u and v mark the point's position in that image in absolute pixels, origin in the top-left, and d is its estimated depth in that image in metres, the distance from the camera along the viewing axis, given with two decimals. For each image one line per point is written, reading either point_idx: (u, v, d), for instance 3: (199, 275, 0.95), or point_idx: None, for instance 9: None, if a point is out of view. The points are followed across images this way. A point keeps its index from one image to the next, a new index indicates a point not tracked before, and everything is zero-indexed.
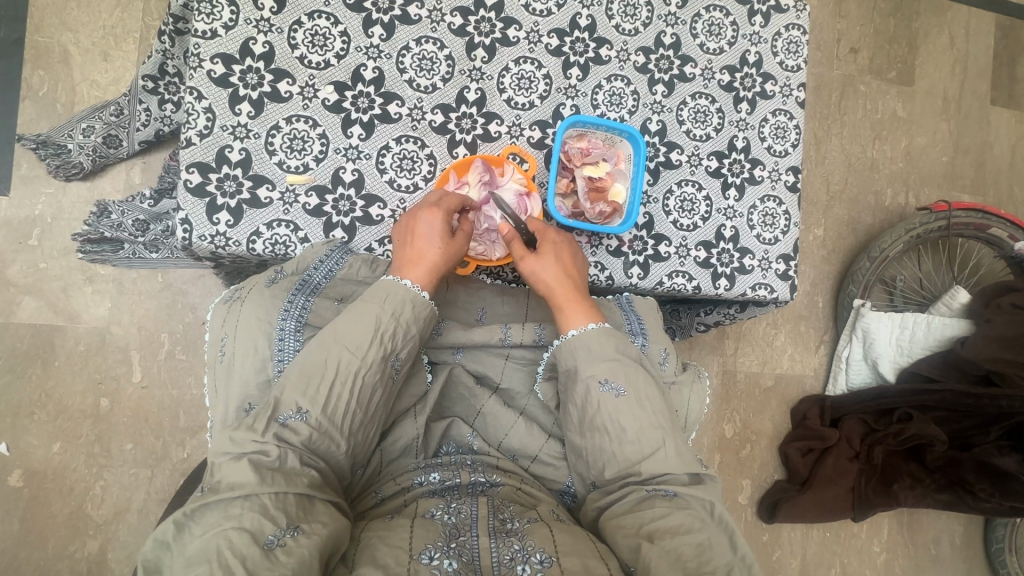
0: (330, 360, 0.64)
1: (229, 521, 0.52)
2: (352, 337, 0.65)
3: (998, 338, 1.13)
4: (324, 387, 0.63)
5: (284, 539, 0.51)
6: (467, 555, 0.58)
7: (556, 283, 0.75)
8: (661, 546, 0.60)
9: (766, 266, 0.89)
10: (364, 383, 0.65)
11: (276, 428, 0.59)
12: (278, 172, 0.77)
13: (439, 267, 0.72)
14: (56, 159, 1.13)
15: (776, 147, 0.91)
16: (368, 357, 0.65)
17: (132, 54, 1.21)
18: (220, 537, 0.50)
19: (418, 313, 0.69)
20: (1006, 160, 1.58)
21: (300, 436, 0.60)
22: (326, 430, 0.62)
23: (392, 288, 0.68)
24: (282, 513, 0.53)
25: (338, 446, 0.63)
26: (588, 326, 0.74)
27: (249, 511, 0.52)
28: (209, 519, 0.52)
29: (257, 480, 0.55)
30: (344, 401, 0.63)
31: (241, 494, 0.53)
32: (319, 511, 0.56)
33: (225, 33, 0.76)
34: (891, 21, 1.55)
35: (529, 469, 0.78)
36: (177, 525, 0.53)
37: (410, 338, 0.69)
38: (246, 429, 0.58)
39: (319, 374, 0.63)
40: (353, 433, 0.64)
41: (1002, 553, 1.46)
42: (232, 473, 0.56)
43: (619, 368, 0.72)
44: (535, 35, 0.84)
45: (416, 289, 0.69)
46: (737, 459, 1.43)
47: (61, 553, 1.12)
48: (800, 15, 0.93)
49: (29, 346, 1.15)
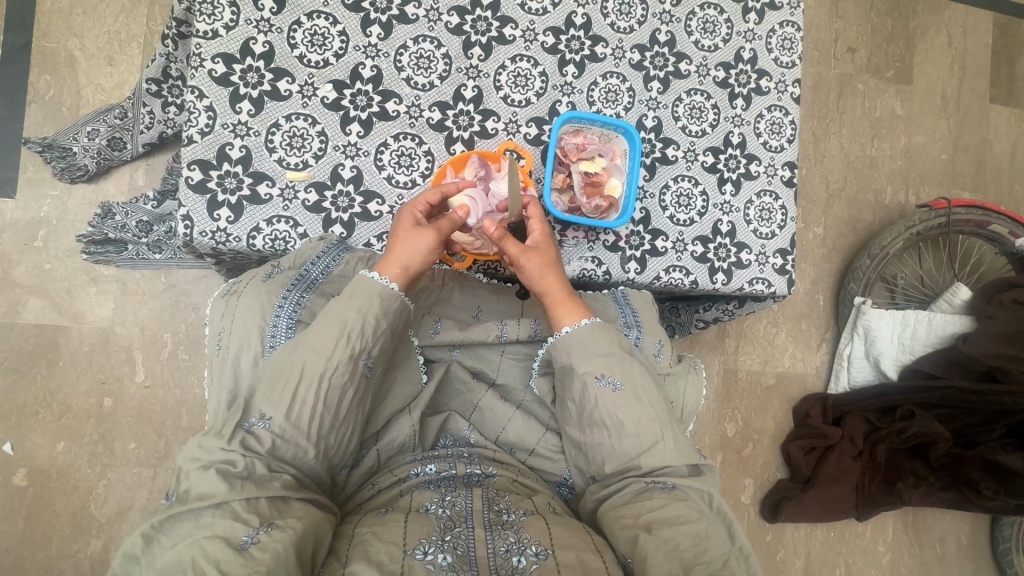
0: (296, 364, 0.63)
1: (200, 530, 0.52)
2: (317, 339, 0.64)
3: (999, 334, 1.13)
4: (287, 392, 0.62)
5: (259, 536, 0.52)
6: (463, 548, 0.58)
7: (550, 279, 0.74)
8: (658, 536, 0.61)
9: (763, 260, 0.89)
10: (331, 386, 0.63)
11: (242, 435, 0.59)
12: (277, 169, 0.78)
13: (416, 269, 0.70)
14: (62, 162, 1.15)
15: (772, 143, 0.91)
16: (333, 358, 0.64)
17: (136, 59, 1.23)
18: (193, 547, 0.51)
19: (388, 306, 0.67)
20: (1007, 158, 1.58)
21: (264, 444, 0.60)
22: (291, 436, 0.61)
23: (360, 284, 0.67)
24: (255, 515, 0.54)
25: (305, 452, 0.62)
26: (580, 322, 0.73)
27: (220, 518, 0.53)
28: (179, 530, 0.53)
29: (227, 487, 0.55)
30: (308, 403, 0.62)
31: (211, 503, 0.54)
32: (293, 508, 0.57)
33: (226, 34, 0.77)
34: (888, 20, 1.55)
35: (527, 462, 0.79)
36: (145, 538, 0.53)
37: (380, 333, 0.67)
38: (213, 436, 0.59)
39: (285, 379, 0.62)
40: (322, 437, 0.63)
41: (1009, 553, 1.45)
42: (200, 483, 0.55)
43: (615, 362, 0.72)
44: (532, 33, 0.85)
45: (383, 281, 0.67)
46: (739, 458, 1.43)
47: (64, 552, 1.13)
48: (794, 12, 0.94)
49: (33, 347, 1.17)
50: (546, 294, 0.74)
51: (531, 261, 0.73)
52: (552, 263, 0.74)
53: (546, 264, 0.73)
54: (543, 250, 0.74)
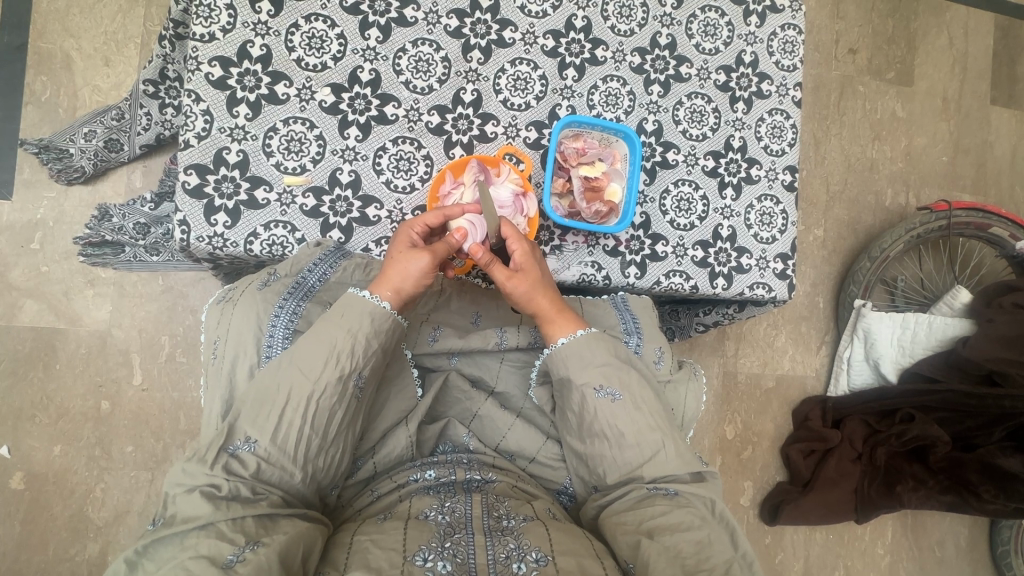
0: (284, 386, 0.63)
1: (184, 552, 0.52)
2: (306, 360, 0.64)
3: (999, 338, 1.13)
4: (275, 413, 0.62)
5: (244, 555, 0.51)
6: (463, 555, 0.58)
7: (539, 296, 0.73)
8: (660, 542, 0.61)
9: (764, 265, 0.89)
10: (319, 408, 0.63)
11: (226, 459, 0.59)
12: (275, 173, 0.78)
13: (409, 293, 0.69)
14: (58, 163, 1.14)
15: (773, 146, 0.91)
16: (322, 380, 0.63)
17: (133, 60, 1.22)
18: (177, 569, 0.50)
19: (378, 326, 0.67)
20: (1007, 160, 1.57)
21: (250, 468, 0.59)
22: (276, 459, 0.61)
23: (350, 303, 0.66)
24: (240, 534, 0.54)
25: (292, 474, 0.61)
26: (575, 333, 0.73)
27: (205, 539, 0.52)
28: (163, 554, 0.52)
29: (211, 509, 0.54)
30: (297, 424, 0.62)
31: (195, 525, 0.53)
32: (281, 525, 0.56)
33: (222, 37, 0.77)
34: (889, 22, 1.55)
35: (526, 469, 0.78)
36: (129, 563, 0.53)
37: (371, 354, 0.66)
38: (198, 460, 0.58)
39: (272, 401, 0.62)
40: (310, 460, 0.63)
41: (1007, 555, 1.45)
42: (186, 506, 0.55)
43: (612, 372, 0.71)
44: (531, 36, 0.85)
45: (377, 301, 0.67)
46: (738, 461, 1.42)
47: (62, 555, 1.12)
48: (795, 15, 0.93)
49: (30, 350, 1.16)
50: (536, 313, 0.74)
51: (520, 281, 0.72)
52: (540, 282, 0.73)
53: (535, 283, 0.73)
54: (530, 269, 0.73)
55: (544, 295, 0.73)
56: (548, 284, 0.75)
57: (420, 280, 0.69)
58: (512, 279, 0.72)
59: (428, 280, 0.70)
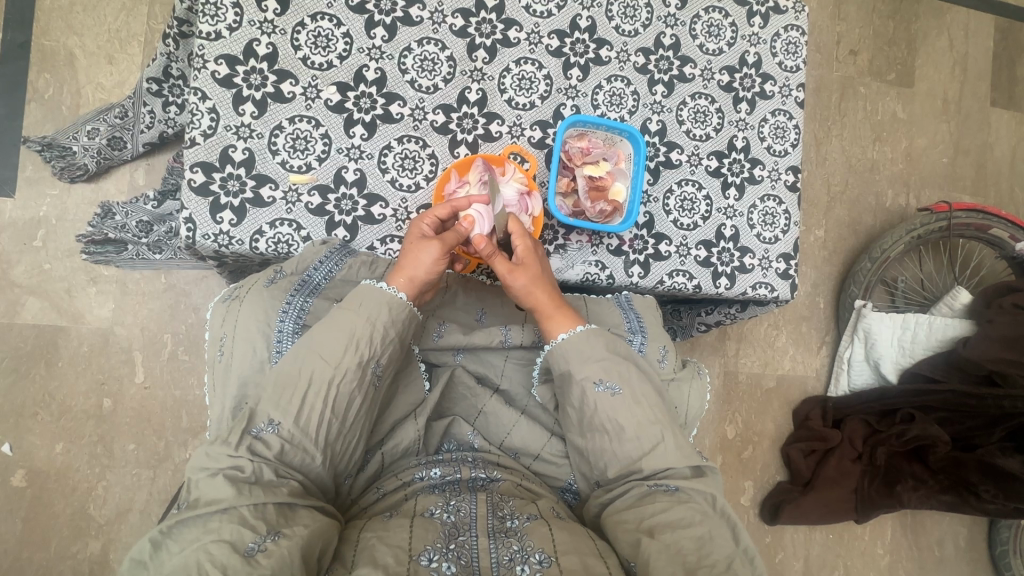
0: (306, 371, 0.63)
1: (206, 535, 0.51)
2: (327, 346, 0.64)
3: (1000, 338, 1.13)
4: (297, 397, 0.62)
5: (265, 545, 0.51)
6: (467, 557, 0.58)
7: (538, 292, 0.73)
8: (660, 541, 0.61)
9: (766, 265, 0.89)
10: (339, 393, 0.63)
11: (250, 440, 0.59)
12: (281, 171, 0.78)
13: (421, 280, 0.69)
14: (61, 161, 1.15)
15: (776, 146, 0.91)
16: (342, 364, 0.64)
17: (136, 58, 1.22)
18: (200, 551, 0.50)
19: (397, 316, 0.67)
20: (1007, 161, 1.58)
21: (273, 449, 0.59)
22: (299, 441, 0.61)
23: (368, 293, 0.67)
24: (262, 521, 0.53)
25: (313, 457, 0.61)
26: (575, 328, 0.73)
27: (227, 523, 0.52)
28: (187, 535, 0.52)
29: (234, 492, 0.54)
30: (317, 409, 0.62)
31: (217, 508, 0.53)
32: (300, 516, 0.56)
33: (229, 35, 0.77)
34: (890, 23, 1.55)
35: (530, 467, 0.78)
36: (153, 542, 0.52)
37: (389, 343, 0.67)
38: (221, 443, 0.58)
39: (294, 384, 0.62)
40: (329, 443, 0.63)
41: (1006, 555, 1.46)
42: (208, 490, 0.54)
43: (611, 366, 0.72)
44: (536, 36, 0.85)
45: (393, 291, 0.67)
46: (739, 460, 1.43)
47: (64, 553, 1.12)
48: (798, 16, 0.93)
49: (32, 347, 1.16)
50: (534, 307, 0.74)
51: (520, 275, 0.72)
52: (540, 278, 0.74)
53: (536, 278, 0.73)
54: (532, 265, 0.74)
55: (543, 289, 0.74)
56: (548, 279, 0.75)
57: (434, 269, 0.70)
58: (513, 273, 0.72)
59: (440, 268, 0.70)
